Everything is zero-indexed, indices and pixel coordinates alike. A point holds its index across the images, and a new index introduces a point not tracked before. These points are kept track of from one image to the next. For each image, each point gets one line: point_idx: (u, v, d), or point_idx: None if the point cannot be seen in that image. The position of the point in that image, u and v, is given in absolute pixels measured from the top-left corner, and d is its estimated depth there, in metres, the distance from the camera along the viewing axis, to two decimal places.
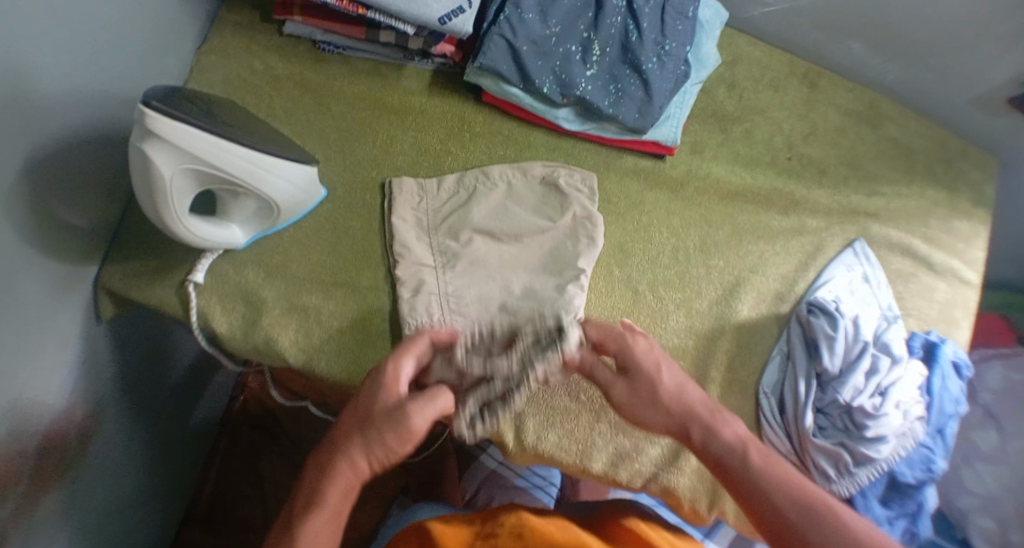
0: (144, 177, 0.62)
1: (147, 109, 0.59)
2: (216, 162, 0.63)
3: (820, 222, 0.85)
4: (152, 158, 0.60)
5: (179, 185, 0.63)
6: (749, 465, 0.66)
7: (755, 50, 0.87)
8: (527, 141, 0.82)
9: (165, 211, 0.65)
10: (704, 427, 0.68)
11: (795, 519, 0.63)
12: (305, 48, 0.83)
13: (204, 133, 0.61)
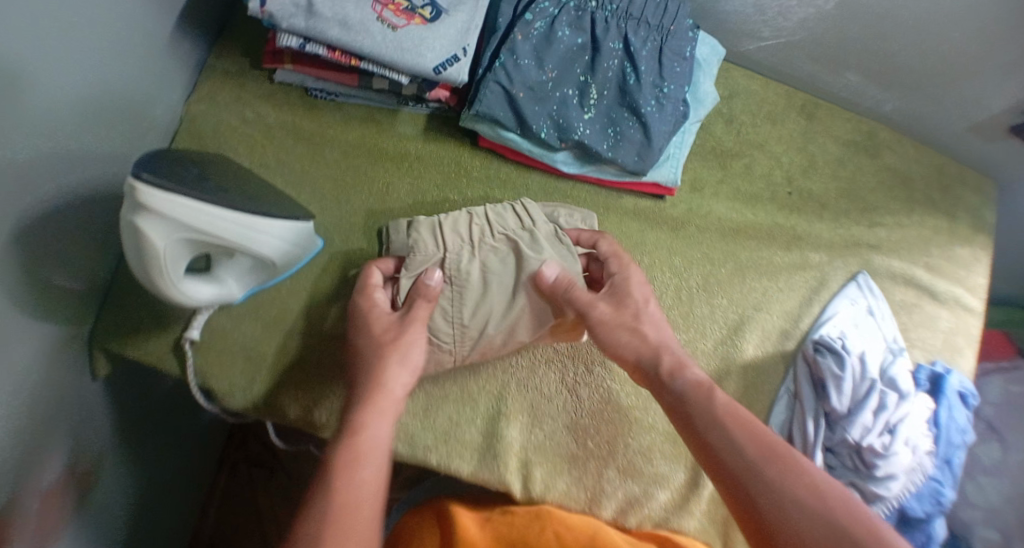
0: (136, 249, 0.61)
1: (138, 184, 0.57)
2: (212, 230, 0.62)
3: (822, 256, 0.84)
4: (145, 230, 0.59)
5: (174, 254, 0.62)
6: (711, 404, 0.63)
7: (751, 83, 0.86)
8: (525, 185, 0.81)
9: (160, 279, 0.64)
10: (676, 365, 0.67)
11: (753, 459, 0.58)
12: (296, 95, 0.82)
13: (197, 200, 0.60)
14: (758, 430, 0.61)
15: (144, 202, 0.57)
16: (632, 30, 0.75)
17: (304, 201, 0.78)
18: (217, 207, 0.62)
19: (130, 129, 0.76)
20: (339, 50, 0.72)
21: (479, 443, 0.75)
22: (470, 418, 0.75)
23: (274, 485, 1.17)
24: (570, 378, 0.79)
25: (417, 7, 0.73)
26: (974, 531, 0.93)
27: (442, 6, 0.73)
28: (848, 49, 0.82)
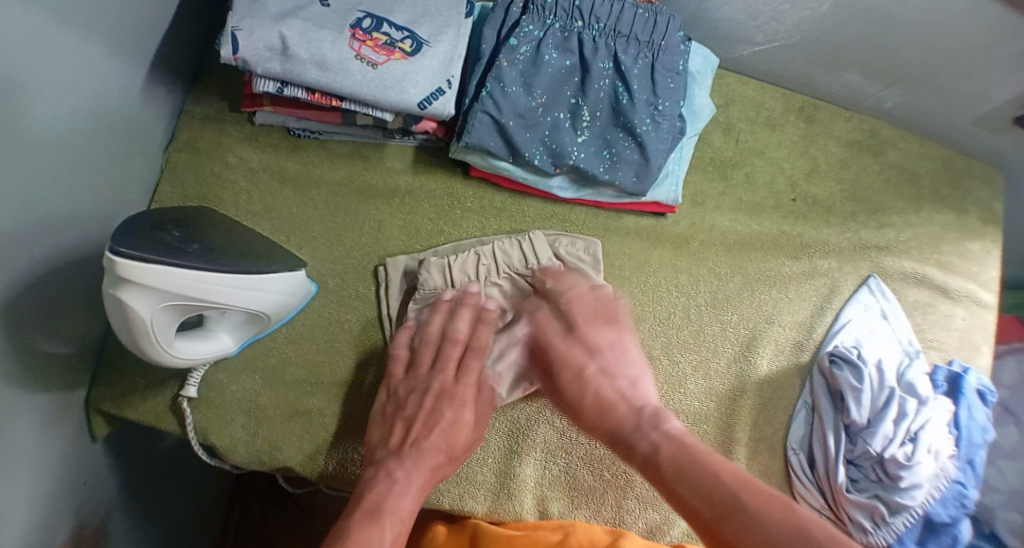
0: (123, 320, 0.59)
1: (118, 259, 0.55)
2: (195, 293, 0.60)
3: (832, 262, 0.82)
4: (126, 301, 0.57)
5: (159, 320, 0.60)
6: (664, 470, 0.58)
7: (747, 89, 0.84)
8: (520, 212, 0.79)
9: (150, 347, 0.62)
10: (625, 441, 0.63)
11: (712, 521, 0.53)
12: (279, 136, 0.80)
13: (181, 269, 0.58)
14: (708, 478, 0.56)
15: (123, 273, 0.55)
16: (620, 48, 0.72)
17: (294, 246, 0.77)
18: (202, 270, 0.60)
19: (111, 186, 0.73)
20: (318, 91, 0.70)
21: (492, 483, 0.72)
22: (481, 458, 0.73)
23: (287, 525, 1.13)
24: None
25: (396, 40, 0.70)
26: (996, 516, 0.89)
27: (423, 37, 0.71)
28: (845, 50, 0.79)
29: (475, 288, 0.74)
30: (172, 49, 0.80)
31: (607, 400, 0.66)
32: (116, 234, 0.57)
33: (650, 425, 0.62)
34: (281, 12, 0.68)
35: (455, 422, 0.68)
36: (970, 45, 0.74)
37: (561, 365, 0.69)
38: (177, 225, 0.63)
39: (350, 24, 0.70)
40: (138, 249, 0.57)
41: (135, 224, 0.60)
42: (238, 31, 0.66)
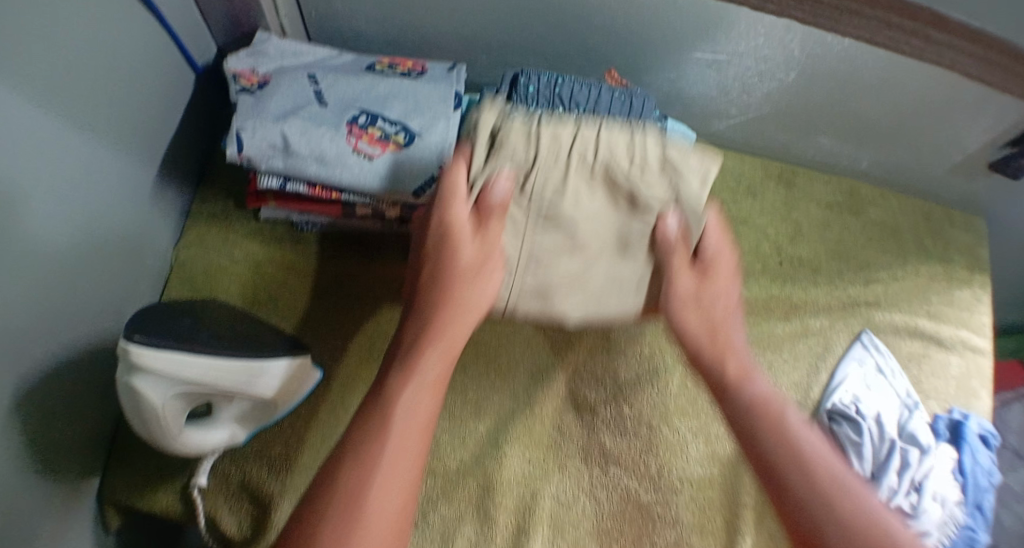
0: (134, 408, 0.62)
1: (129, 344, 0.60)
2: (202, 377, 0.63)
3: (824, 320, 0.83)
4: (138, 386, 0.60)
5: (169, 406, 0.63)
6: (772, 416, 0.62)
7: (727, 160, 0.88)
8: None
9: (161, 434, 0.64)
10: (719, 371, 0.66)
11: (772, 464, 0.60)
12: (282, 229, 0.84)
13: (189, 354, 0.62)
14: (785, 438, 0.61)
15: (130, 357, 0.59)
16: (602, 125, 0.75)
17: (299, 332, 0.79)
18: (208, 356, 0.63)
19: (122, 285, 0.77)
20: (318, 185, 0.74)
21: None
22: (486, 538, 0.71)
23: None
24: (585, 480, 0.75)
25: (390, 134, 0.74)
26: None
27: (415, 130, 0.75)
28: (817, 115, 0.82)
29: (566, 161, 0.65)
30: (180, 151, 0.84)
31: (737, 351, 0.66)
32: (131, 323, 0.62)
33: (738, 360, 0.66)
34: (281, 113, 0.72)
35: (482, 283, 0.64)
36: (934, 100, 0.78)
37: (720, 292, 0.68)
38: (191, 314, 0.67)
39: (346, 120, 0.74)
40: (150, 336, 0.61)
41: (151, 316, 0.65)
42: (242, 131, 0.71)
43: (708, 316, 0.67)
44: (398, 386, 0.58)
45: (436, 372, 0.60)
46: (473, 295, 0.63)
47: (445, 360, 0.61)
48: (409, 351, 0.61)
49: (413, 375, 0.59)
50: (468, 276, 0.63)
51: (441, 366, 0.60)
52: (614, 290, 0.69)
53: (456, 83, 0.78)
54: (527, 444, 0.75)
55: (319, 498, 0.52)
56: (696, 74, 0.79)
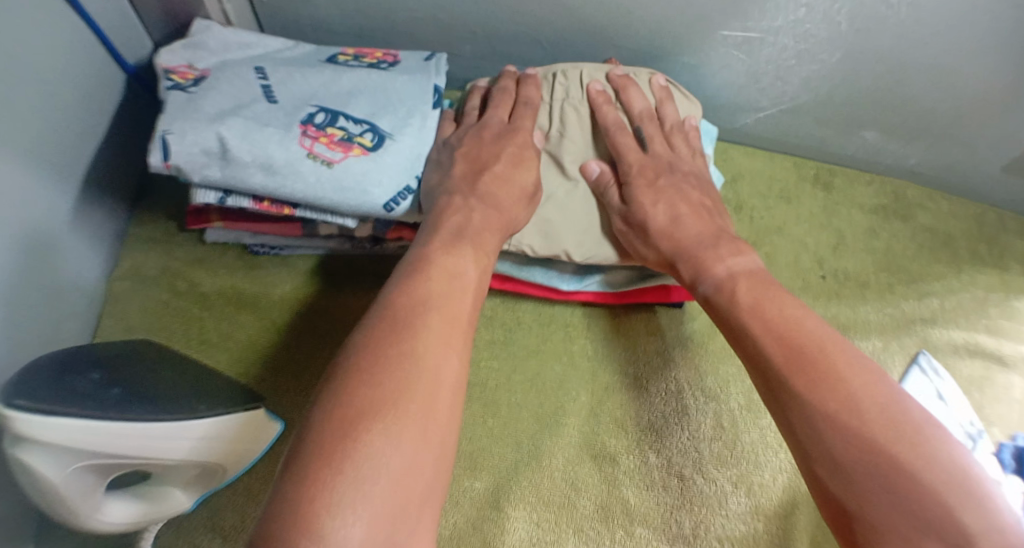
0: (28, 482, 0.50)
1: (10, 413, 0.46)
2: (107, 446, 0.50)
3: (877, 343, 0.71)
4: (25, 463, 0.48)
5: (71, 480, 0.50)
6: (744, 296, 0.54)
7: (753, 160, 0.77)
8: (515, 318, 0.69)
9: (69, 509, 0.52)
10: (693, 262, 0.58)
11: (785, 370, 0.49)
12: (234, 254, 0.70)
13: (93, 422, 0.48)
14: (779, 316, 0.52)
15: (12, 428, 0.46)
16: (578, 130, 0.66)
17: (252, 378, 0.65)
18: (120, 423, 0.49)
19: None
20: (266, 200, 0.60)
21: None
22: None
23: None
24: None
25: (354, 135, 0.61)
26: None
27: (385, 130, 0.62)
28: (860, 104, 0.70)
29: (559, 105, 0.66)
30: (112, 165, 0.71)
31: (714, 237, 0.59)
32: (23, 378, 0.50)
33: (725, 250, 0.57)
34: (219, 113, 0.59)
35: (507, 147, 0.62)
36: (999, 91, 0.66)
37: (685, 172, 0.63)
38: (114, 360, 0.56)
39: (300, 120, 0.61)
40: (40, 399, 0.47)
41: (56, 368, 0.52)
42: (168, 135, 0.57)
43: (691, 226, 0.60)
44: (434, 268, 0.52)
45: (480, 236, 0.56)
46: (506, 188, 0.60)
47: (499, 228, 0.58)
48: (456, 218, 0.57)
49: (462, 241, 0.55)
50: (513, 166, 0.61)
51: (491, 234, 0.57)
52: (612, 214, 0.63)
53: (435, 75, 0.66)
54: (535, 504, 0.62)
55: (333, 419, 0.41)
56: (719, 59, 0.68)
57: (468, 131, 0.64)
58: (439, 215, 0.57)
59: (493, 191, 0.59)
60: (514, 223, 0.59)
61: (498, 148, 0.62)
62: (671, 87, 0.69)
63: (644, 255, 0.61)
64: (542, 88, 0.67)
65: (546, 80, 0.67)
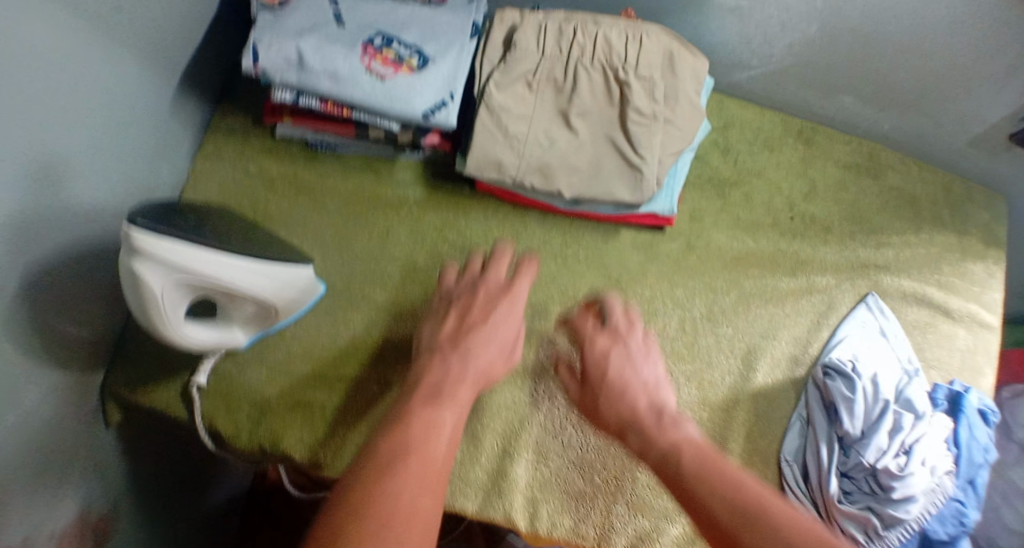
0: (134, 293, 0.64)
1: (134, 230, 0.61)
2: (200, 268, 0.64)
3: (830, 280, 0.83)
4: (140, 274, 0.62)
5: (169, 296, 0.64)
6: (688, 472, 0.56)
7: (745, 111, 0.87)
8: (522, 223, 0.82)
9: (160, 322, 0.66)
10: (644, 437, 0.61)
11: (730, 524, 0.51)
12: (297, 148, 0.84)
13: (194, 246, 0.63)
14: (726, 483, 0.53)
15: (135, 242, 0.61)
16: (589, 89, 0.75)
17: (303, 245, 0.80)
18: (212, 251, 0.65)
19: (135, 185, 0.79)
20: (330, 101, 0.74)
21: (484, 481, 0.74)
22: (474, 457, 0.75)
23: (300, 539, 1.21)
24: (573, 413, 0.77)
25: (404, 56, 0.75)
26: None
27: (429, 54, 0.76)
28: (841, 72, 0.82)
29: (570, 62, 0.75)
30: (203, 66, 0.86)
31: (651, 410, 0.64)
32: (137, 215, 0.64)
33: (671, 425, 0.61)
34: (300, 29, 0.74)
35: (496, 322, 0.72)
36: (953, 68, 0.77)
37: (629, 342, 0.71)
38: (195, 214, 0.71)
39: (362, 41, 0.75)
40: (154, 225, 0.63)
41: (153, 213, 0.67)
42: (259, 44, 0.72)
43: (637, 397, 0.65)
44: (415, 422, 0.59)
45: (461, 395, 0.65)
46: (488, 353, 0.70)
47: (472, 382, 0.67)
48: (445, 374, 0.66)
49: (456, 401, 0.64)
50: (499, 346, 0.71)
51: (464, 387, 0.66)
52: (603, 166, 0.75)
53: (475, 13, 0.79)
54: (519, 374, 0.78)
55: None
56: (717, 21, 0.79)
57: (459, 279, 0.75)
58: (421, 373, 0.66)
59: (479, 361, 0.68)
60: (489, 379, 0.69)
61: (480, 299, 0.73)
62: (679, 48, 0.76)
63: (597, 423, 0.67)
64: (561, 42, 0.75)
65: (566, 35, 0.75)
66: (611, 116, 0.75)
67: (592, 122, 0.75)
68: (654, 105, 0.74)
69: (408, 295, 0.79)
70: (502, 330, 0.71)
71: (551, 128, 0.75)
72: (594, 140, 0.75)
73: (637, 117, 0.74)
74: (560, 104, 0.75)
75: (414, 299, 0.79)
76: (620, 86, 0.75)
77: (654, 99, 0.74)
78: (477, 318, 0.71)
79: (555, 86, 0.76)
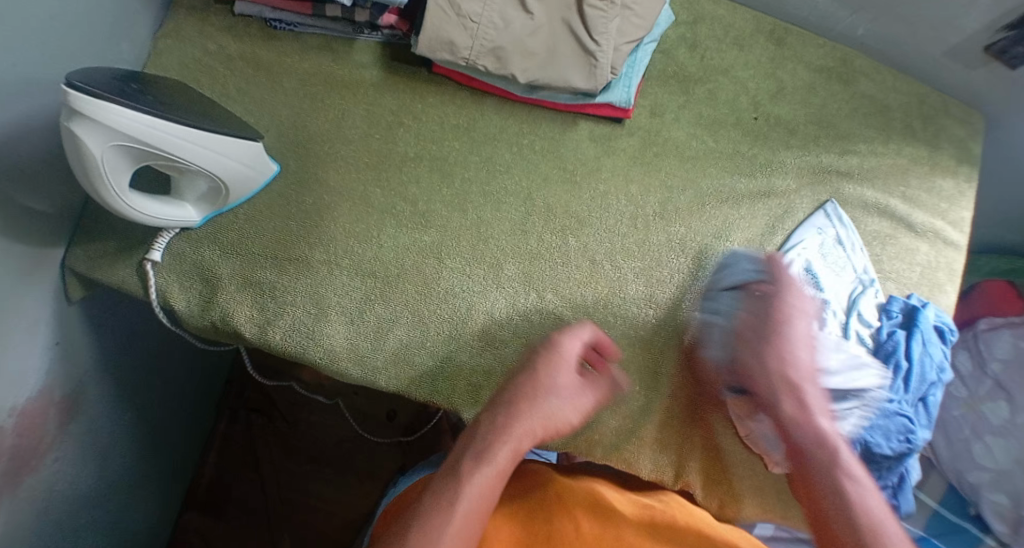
0: (79, 160, 0.63)
1: (77, 94, 0.59)
2: (151, 138, 0.63)
3: (790, 183, 0.81)
4: (83, 138, 0.60)
5: (117, 164, 0.64)
6: (835, 463, 0.70)
7: (717, 8, 0.85)
8: (478, 111, 0.81)
9: (108, 194, 0.66)
10: (781, 407, 0.74)
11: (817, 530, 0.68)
12: (256, 27, 0.83)
13: (142, 115, 0.62)
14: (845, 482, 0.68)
15: (79, 107, 0.59)
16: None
17: (260, 124, 0.79)
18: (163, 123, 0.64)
19: (95, 58, 0.78)
20: None
21: (431, 367, 0.75)
22: (419, 342, 0.75)
23: (271, 431, 1.24)
24: (520, 303, 0.76)
25: None
26: (981, 493, 0.98)
27: None
28: None
29: None
30: None
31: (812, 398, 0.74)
32: (75, 75, 0.62)
33: (816, 405, 0.74)
34: None
35: (557, 363, 0.72)
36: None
37: (763, 308, 0.76)
38: (136, 84, 0.69)
39: None
40: (96, 90, 0.61)
41: (91, 77, 0.64)
42: None
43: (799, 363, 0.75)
44: (476, 475, 0.68)
45: (516, 443, 0.71)
46: (550, 411, 0.72)
47: (529, 432, 0.71)
48: (490, 434, 0.70)
49: (488, 457, 0.69)
50: (565, 394, 0.73)
51: (526, 438, 0.71)
52: (559, 50, 0.73)
53: None
54: (468, 260, 0.77)
55: None
56: None
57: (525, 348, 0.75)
58: (473, 425, 0.72)
59: (527, 419, 0.71)
60: (548, 423, 0.72)
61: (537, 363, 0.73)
62: None
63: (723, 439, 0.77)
64: None
65: None
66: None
67: (549, 4, 0.73)
68: None
69: (359, 178, 0.79)
70: (552, 412, 0.73)
71: (505, 8, 0.72)
72: (551, 22, 0.73)
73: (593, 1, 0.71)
74: None
75: (367, 182, 0.78)
76: None
77: None
78: (521, 378, 0.72)
79: None
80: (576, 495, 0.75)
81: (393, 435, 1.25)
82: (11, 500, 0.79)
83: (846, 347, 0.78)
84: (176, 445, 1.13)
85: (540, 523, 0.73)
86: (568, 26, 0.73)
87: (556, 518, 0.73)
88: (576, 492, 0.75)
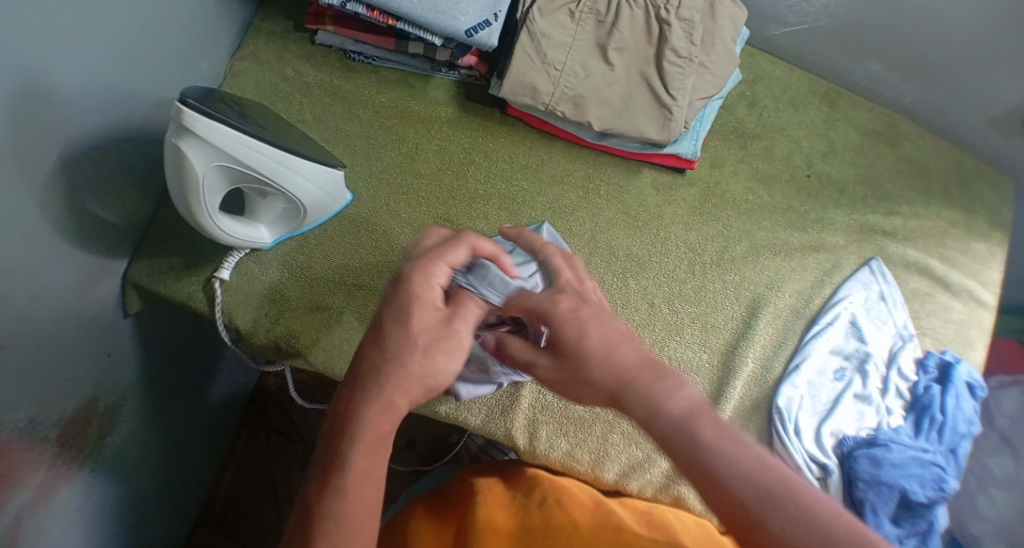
0: (176, 173, 0.64)
1: (185, 109, 0.60)
2: (244, 158, 0.64)
3: (839, 239, 0.86)
4: (183, 152, 0.62)
5: (209, 182, 0.65)
6: (695, 439, 0.46)
7: (775, 69, 0.91)
8: (547, 153, 0.84)
9: (195, 208, 0.67)
10: (635, 395, 0.50)
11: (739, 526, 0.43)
12: (335, 57, 0.85)
13: (241, 135, 0.63)
14: (695, 442, 0.46)
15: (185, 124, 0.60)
16: (630, 24, 0.76)
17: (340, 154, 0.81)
18: (257, 143, 0.64)
19: (173, 72, 0.79)
20: (376, 9, 0.76)
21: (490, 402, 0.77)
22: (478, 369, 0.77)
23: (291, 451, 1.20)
24: None
25: None
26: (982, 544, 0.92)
27: None
28: (871, 40, 0.87)
29: None
30: None
31: (607, 361, 0.52)
32: (186, 93, 0.63)
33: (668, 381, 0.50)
34: None
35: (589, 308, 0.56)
36: (978, 46, 0.82)
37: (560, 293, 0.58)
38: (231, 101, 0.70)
39: None
40: (203, 106, 0.62)
41: (198, 94, 0.66)
42: None
43: (597, 357, 0.52)
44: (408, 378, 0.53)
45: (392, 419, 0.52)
46: (436, 365, 0.54)
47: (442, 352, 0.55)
48: (396, 340, 0.54)
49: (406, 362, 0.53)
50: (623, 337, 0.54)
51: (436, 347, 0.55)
52: (635, 100, 0.77)
53: None
54: None
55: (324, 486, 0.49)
56: None
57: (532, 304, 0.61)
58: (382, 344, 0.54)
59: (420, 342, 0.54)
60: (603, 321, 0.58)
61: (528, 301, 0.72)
62: None
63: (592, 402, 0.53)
64: None
65: None
66: (647, 52, 0.77)
67: (629, 57, 0.77)
68: (693, 44, 0.75)
69: (429, 213, 0.80)
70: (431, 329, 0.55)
71: (586, 59, 0.76)
72: (631, 74, 0.77)
73: (672, 57, 0.75)
74: (601, 35, 0.76)
75: (437, 215, 0.80)
76: (662, 22, 0.75)
77: (692, 36, 0.75)
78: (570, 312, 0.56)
79: (597, 18, 0.76)
80: (579, 503, 0.70)
81: (410, 464, 1.15)
82: (39, 518, 0.74)
83: (886, 402, 0.80)
84: (200, 462, 1.10)
85: (535, 522, 0.68)
86: (647, 80, 0.77)
87: (554, 519, 0.67)
88: (579, 498, 0.71)
